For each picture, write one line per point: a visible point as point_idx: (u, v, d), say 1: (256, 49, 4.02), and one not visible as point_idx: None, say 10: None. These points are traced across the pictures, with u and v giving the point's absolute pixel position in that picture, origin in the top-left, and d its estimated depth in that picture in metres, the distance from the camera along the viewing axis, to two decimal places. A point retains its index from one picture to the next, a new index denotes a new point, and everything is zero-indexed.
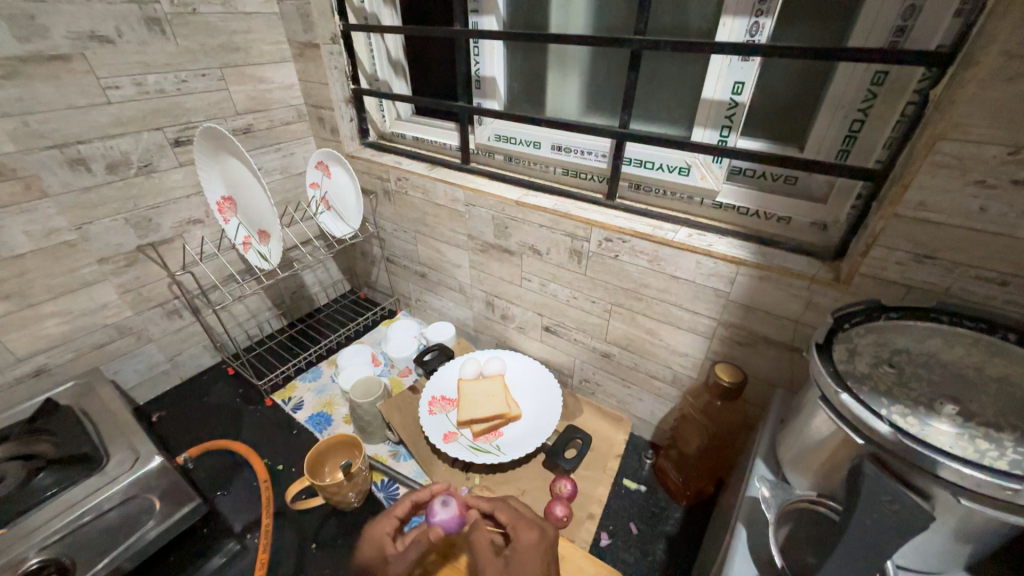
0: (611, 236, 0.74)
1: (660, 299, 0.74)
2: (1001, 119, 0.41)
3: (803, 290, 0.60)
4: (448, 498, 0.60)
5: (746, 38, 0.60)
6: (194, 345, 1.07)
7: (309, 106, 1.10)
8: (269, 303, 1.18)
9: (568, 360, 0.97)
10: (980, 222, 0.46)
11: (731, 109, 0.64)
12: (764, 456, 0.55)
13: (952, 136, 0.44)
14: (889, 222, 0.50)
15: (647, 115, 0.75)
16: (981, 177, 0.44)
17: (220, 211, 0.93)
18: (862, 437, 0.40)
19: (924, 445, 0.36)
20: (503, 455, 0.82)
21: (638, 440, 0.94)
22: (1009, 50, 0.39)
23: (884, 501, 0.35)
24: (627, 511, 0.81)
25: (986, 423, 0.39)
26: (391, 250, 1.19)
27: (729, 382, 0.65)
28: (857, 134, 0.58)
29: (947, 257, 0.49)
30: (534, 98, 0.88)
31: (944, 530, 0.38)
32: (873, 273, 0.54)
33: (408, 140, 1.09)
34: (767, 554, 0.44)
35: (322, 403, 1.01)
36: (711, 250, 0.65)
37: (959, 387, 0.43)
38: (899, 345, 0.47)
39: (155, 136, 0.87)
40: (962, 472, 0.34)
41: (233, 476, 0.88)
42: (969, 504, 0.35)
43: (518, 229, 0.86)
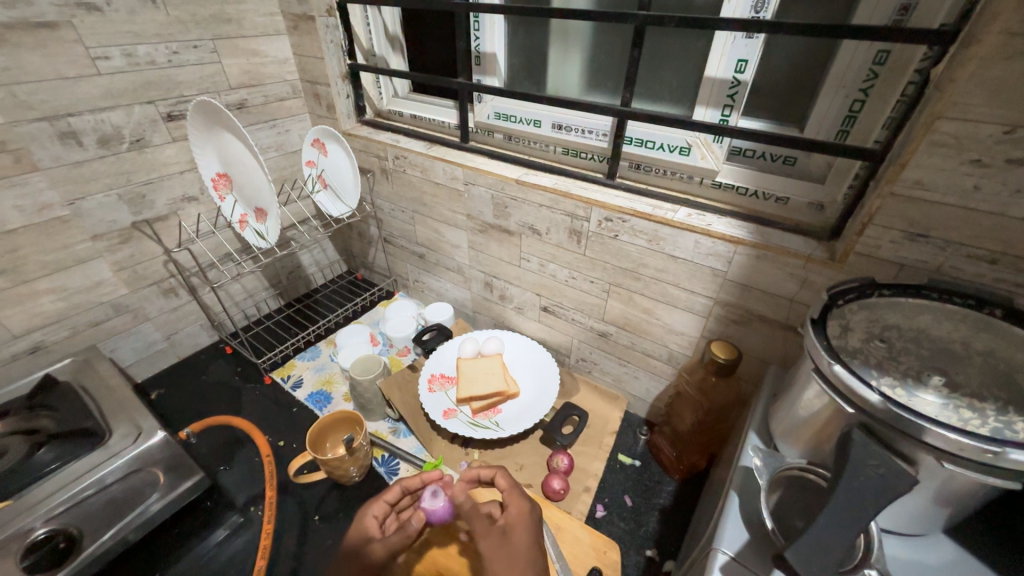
0: (611, 215, 0.74)
1: (658, 278, 0.75)
2: (999, 97, 0.42)
3: (799, 269, 0.61)
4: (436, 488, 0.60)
5: (751, 15, 0.59)
6: (191, 324, 1.07)
7: (304, 82, 1.07)
8: (266, 282, 1.18)
9: (566, 340, 0.98)
10: (973, 200, 0.47)
11: (733, 88, 0.64)
12: (758, 428, 0.57)
13: (951, 115, 0.44)
14: (886, 201, 0.51)
15: (649, 93, 0.75)
16: (977, 157, 0.45)
17: (215, 188, 0.92)
18: (853, 407, 0.42)
19: (912, 413, 0.37)
20: (502, 431, 0.84)
21: (634, 417, 0.96)
22: (1011, 29, 0.40)
23: (871, 465, 0.37)
24: (622, 485, 0.83)
25: (970, 394, 0.41)
26: (388, 230, 1.19)
27: (724, 359, 0.67)
28: (857, 114, 0.58)
29: (940, 236, 0.50)
30: (535, 76, 0.87)
31: (927, 494, 0.40)
32: (868, 252, 0.55)
33: (405, 118, 1.07)
34: (758, 520, 0.46)
35: (321, 382, 1.02)
36: (710, 229, 0.66)
37: (947, 360, 0.44)
38: (891, 321, 0.49)
39: (147, 110, 0.86)
40: (946, 438, 0.36)
41: (235, 451, 0.89)
42: (952, 468, 0.37)
43: (518, 209, 0.86)
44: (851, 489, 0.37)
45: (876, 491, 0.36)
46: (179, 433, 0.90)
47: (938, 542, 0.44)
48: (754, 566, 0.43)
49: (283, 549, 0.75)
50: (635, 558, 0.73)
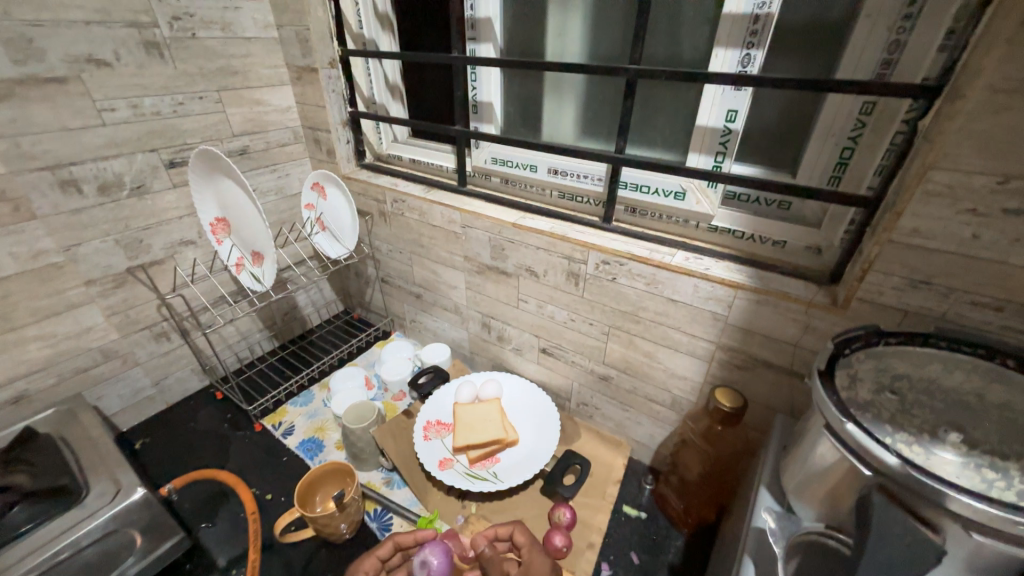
0: (609, 259, 0.74)
1: (658, 321, 0.74)
2: (989, 149, 0.42)
3: (801, 314, 0.60)
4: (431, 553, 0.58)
5: (738, 69, 0.61)
6: (182, 368, 1.04)
7: (305, 128, 1.10)
8: (260, 324, 1.16)
9: (566, 383, 0.96)
10: (973, 248, 0.46)
11: (725, 136, 0.66)
12: (768, 484, 0.54)
13: (943, 166, 0.45)
14: (884, 248, 0.51)
15: (643, 140, 0.76)
16: (972, 207, 0.45)
17: (214, 232, 0.93)
18: (869, 467, 0.40)
19: (932, 476, 0.35)
20: (500, 483, 0.80)
21: (638, 464, 0.92)
22: (995, 85, 0.41)
23: (894, 534, 0.35)
24: (628, 540, 0.79)
25: (990, 451, 0.39)
26: (386, 271, 1.18)
27: (729, 407, 0.64)
28: (848, 161, 0.59)
29: (942, 283, 0.49)
30: (531, 123, 0.90)
31: (956, 564, 0.37)
32: (870, 298, 0.54)
33: (404, 162, 1.09)
34: None
35: (313, 428, 0.98)
36: (709, 274, 0.66)
37: (962, 415, 0.43)
38: (900, 371, 0.47)
39: (150, 157, 0.87)
40: (972, 506, 0.34)
41: (219, 507, 0.84)
42: (981, 538, 0.35)
43: (515, 251, 0.86)
44: (875, 563, 0.34)
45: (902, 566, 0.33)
46: (160, 488, 0.86)
47: None
48: None
49: None
50: None
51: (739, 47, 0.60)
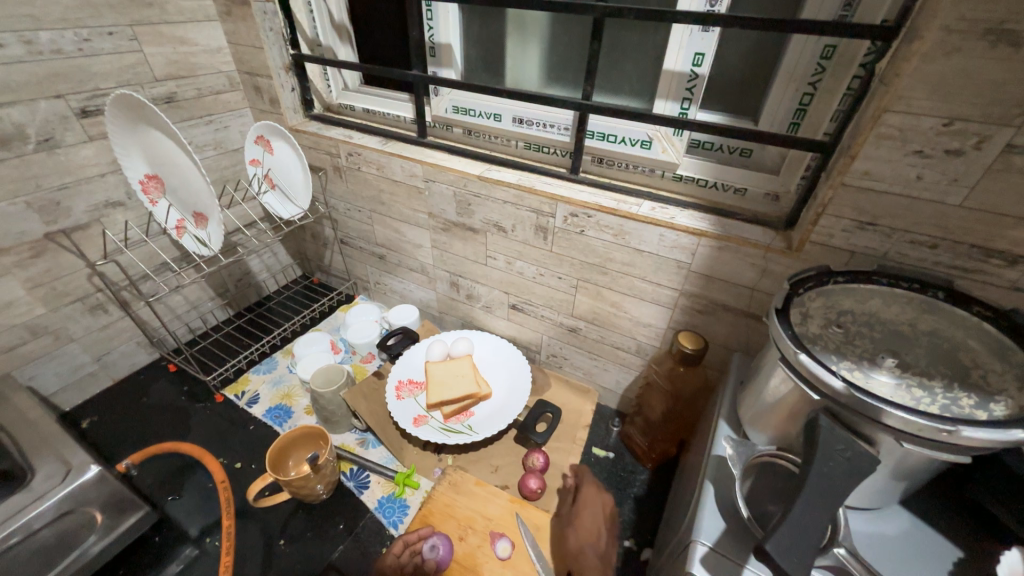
0: (576, 210, 0.73)
1: (625, 272, 0.75)
2: (937, 92, 0.44)
3: (759, 258, 0.63)
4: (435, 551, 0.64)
5: (706, 8, 0.60)
6: (126, 342, 0.97)
7: (242, 73, 0.99)
8: (211, 292, 1.09)
9: (536, 337, 0.98)
10: (916, 190, 0.49)
11: (691, 81, 0.65)
12: (726, 416, 0.58)
13: (896, 108, 0.46)
14: (838, 191, 0.53)
15: (609, 86, 0.74)
16: (919, 148, 0.47)
17: (145, 192, 0.83)
18: (818, 393, 0.43)
19: (873, 396, 0.39)
20: (475, 435, 0.82)
21: (605, 409, 0.97)
22: (948, 26, 0.41)
23: (838, 450, 0.39)
24: (598, 478, 0.84)
25: (919, 373, 0.43)
26: (345, 231, 1.13)
27: (691, 349, 0.68)
28: (806, 107, 0.60)
29: (886, 223, 0.53)
30: (493, 69, 0.85)
31: (886, 471, 0.42)
32: (822, 241, 0.57)
33: (358, 112, 1.02)
34: (732, 508, 0.47)
35: (279, 396, 0.95)
36: (674, 223, 0.67)
37: (898, 342, 0.47)
38: (845, 307, 0.51)
39: (56, 105, 0.76)
40: (904, 419, 0.38)
41: (185, 479, 0.82)
42: (908, 446, 0.39)
43: (481, 206, 0.84)
44: (822, 474, 0.38)
45: (844, 475, 0.37)
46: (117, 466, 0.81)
47: (896, 513, 0.47)
48: (732, 555, 0.43)
49: None
50: (615, 550, 0.74)
51: None
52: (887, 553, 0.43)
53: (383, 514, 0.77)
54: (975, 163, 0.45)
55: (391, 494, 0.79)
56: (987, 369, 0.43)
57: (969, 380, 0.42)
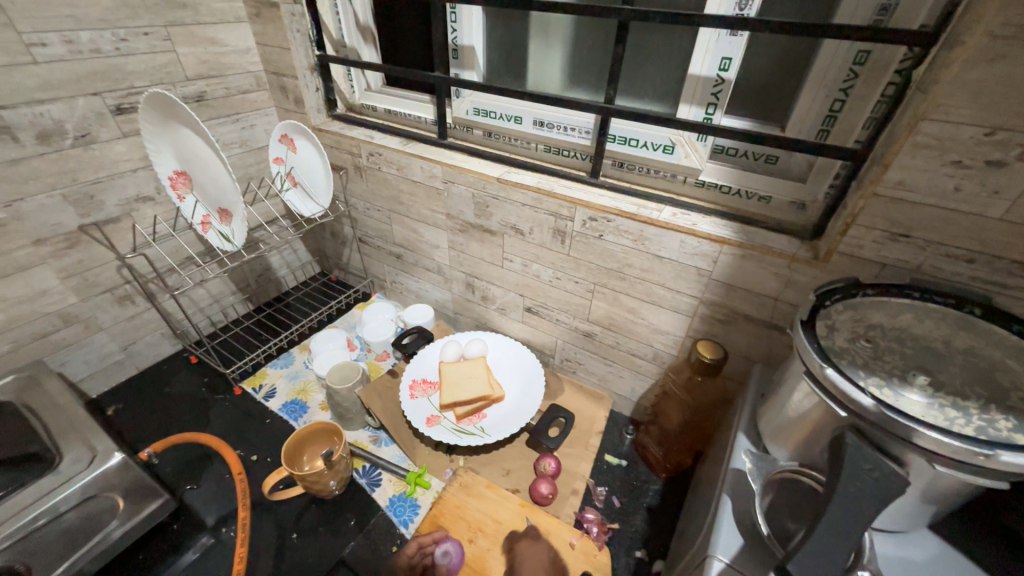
0: (596, 215, 0.73)
1: (643, 278, 0.74)
2: (980, 100, 0.42)
3: (783, 268, 0.61)
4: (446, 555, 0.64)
5: (735, 12, 0.59)
6: (151, 333, 1.00)
7: (269, 74, 1.01)
8: (233, 286, 1.11)
9: (550, 341, 0.97)
10: (954, 201, 0.47)
11: (717, 86, 0.64)
12: (746, 429, 0.57)
13: (934, 117, 0.45)
14: (869, 201, 0.52)
15: (633, 90, 0.73)
16: (958, 158, 0.45)
17: (174, 187, 0.85)
18: (845, 410, 0.42)
19: (904, 415, 0.37)
20: (487, 437, 0.82)
21: (619, 416, 0.96)
22: (994, 31, 0.40)
23: (865, 469, 0.37)
24: (610, 486, 0.83)
25: (954, 392, 0.42)
26: (363, 230, 1.14)
27: (710, 359, 0.66)
28: (837, 113, 0.59)
29: (920, 235, 0.51)
30: (516, 71, 0.85)
31: (916, 493, 0.41)
32: (850, 252, 0.56)
33: (380, 112, 1.03)
34: (750, 524, 0.46)
35: (295, 390, 0.97)
36: (696, 229, 0.66)
37: (931, 359, 0.45)
38: (875, 321, 0.49)
39: (93, 102, 0.78)
40: (937, 440, 0.36)
41: (203, 469, 0.83)
42: (941, 469, 0.37)
43: (500, 208, 0.84)
44: (848, 494, 0.36)
45: (873, 497, 0.36)
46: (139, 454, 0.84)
47: (923, 538, 0.45)
48: (750, 573, 0.42)
49: (259, 569, 0.71)
50: (626, 560, 0.73)
51: None
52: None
53: (393, 512, 0.77)
54: (1019, 174, 0.43)
55: (402, 493, 0.79)
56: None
57: (1008, 401, 0.40)
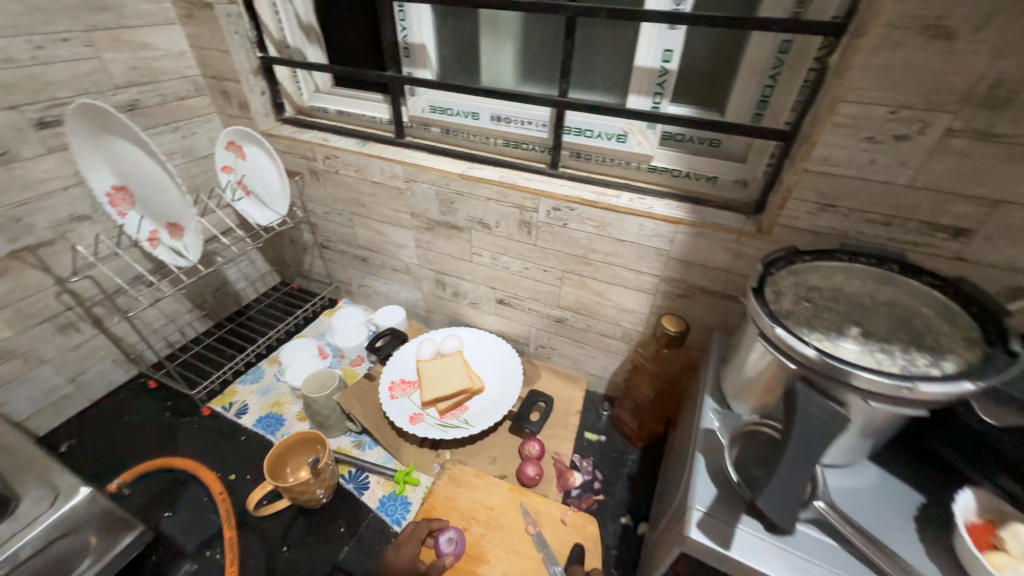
0: (559, 204, 0.76)
1: (608, 262, 0.78)
2: (884, 83, 0.48)
3: (733, 242, 0.67)
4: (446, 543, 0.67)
5: (673, 7, 0.63)
6: (101, 361, 0.93)
7: (207, 78, 0.96)
8: (188, 304, 1.06)
9: (524, 330, 1.00)
10: (870, 173, 0.54)
11: (662, 77, 0.68)
12: (711, 392, 0.62)
13: (849, 99, 0.50)
14: (801, 176, 0.57)
15: (584, 83, 0.76)
16: (871, 134, 0.51)
17: (113, 204, 0.81)
18: (793, 363, 0.47)
19: (841, 361, 0.43)
20: (471, 428, 0.84)
21: (594, 395, 1.01)
22: (892, 22, 0.45)
23: (813, 412, 0.42)
24: (591, 461, 0.87)
25: (880, 339, 0.48)
26: (325, 235, 1.12)
27: (674, 331, 0.71)
28: (769, 98, 0.64)
29: (844, 205, 0.57)
30: (469, 67, 0.86)
31: (856, 429, 0.47)
32: (788, 224, 0.62)
33: (331, 114, 1.00)
34: (722, 475, 0.51)
35: (269, 405, 0.94)
36: (653, 212, 0.70)
37: (860, 312, 0.51)
38: (813, 283, 0.55)
39: (11, 117, 0.72)
40: (870, 380, 0.42)
41: (178, 495, 0.80)
42: (875, 405, 0.43)
43: (465, 204, 0.85)
44: (801, 435, 0.41)
45: (822, 435, 0.41)
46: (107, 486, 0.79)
47: (865, 468, 0.52)
48: (724, 518, 0.47)
49: None
50: (612, 526, 0.78)
51: None
52: (859, 503, 0.48)
53: (385, 512, 0.78)
54: (919, 146, 0.50)
55: (392, 493, 0.80)
56: (936, 332, 0.48)
57: (923, 342, 0.47)
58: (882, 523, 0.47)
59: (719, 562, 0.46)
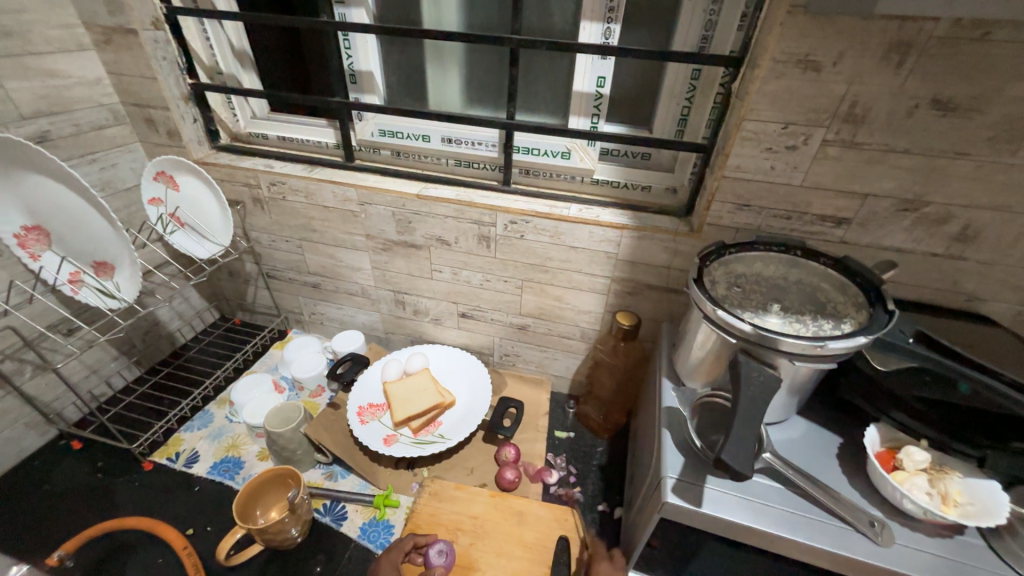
0: (515, 218, 0.81)
1: (563, 268, 0.85)
2: (775, 104, 0.60)
3: (670, 242, 0.76)
4: (438, 551, 0.67)
5: (602, 41, 0.72)
6: (11, 424, 0.82)
7: (128, 106, 0.90)
8: (115, 350, 0.96)
9: (487, 340, 1.03)
10: (772, 176, 0.65)
11: (597, 100, 0.77)
12: (667, 374, 0.70)
13: (751, 118, 0.61)
14: (721, 182, 0.68)
15: (528, 106, 0.83)
16: (770, 146, 0.63)
17: (23, 246, 0.72)
18: (733, 338, 0.55)
19: (770, 331, 0.52)
20: (447, 441, 0.85)
21: (559, 395, 1.06)
22: (775, 57, 0.57)
23: (754, 376, 0.51)
24: (564, 457, 0.92)
25: (795, 311, 0.58)
26: (270, 264, 1.07)
27: (629, 325, 0.79)
28: (686, 117, 0.75)
29: (756, 204, 0.68)
30: (415, 92, 0.89)
31: (786, 388, 0.56)
32: (714, 223, 0.72)
33: (272, 140, 0.98)
34: (686, 445, 0.58)
35: (223, 448, 0.88)
36: (600, 220, 0.78)
37: (778, 292, 0.62)
38: (739, 271, 0.65)
39: None
40: (793, 344, 0.51)
41: (128, 560, 0.72)
42: (799, 364, 0.53)
43: (422, 223, 0.88)
44: (748, 396, 0.49)
45: (762, 394, 0.49)
46: (47, 561, 0.70)
47: (796, 422, 0.61)
48: (693, 480, 0.54)
49: None
50: (591, 515, 0.82)
51: (601, 21, 0.70)
52: (796, 451, 0.57)
53: (367, 539, 0.76)
54: (806, 154, 0.62)
55: (372, 519, 0.79)
56: (835, 302, 0.59)
57: (826, 310, 0.58)
58: (815, 465, 0.56)
59: (694, 520, 0.53)
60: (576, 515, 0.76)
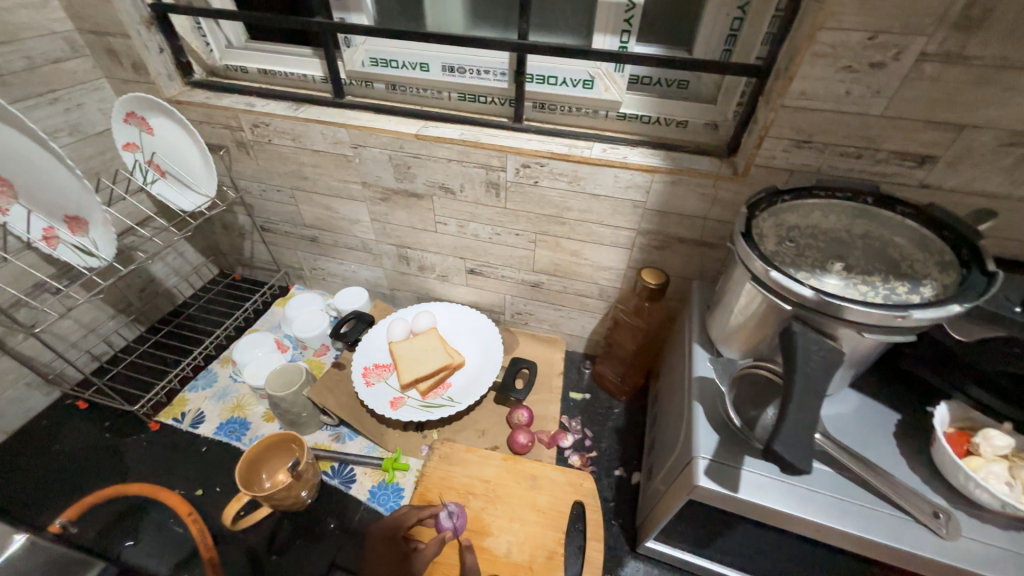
0: (529, 160, 0.70)
1: (582, 220, 0.75)
2: (865, 6, 0.46)
3: (709, 188, 0.65)
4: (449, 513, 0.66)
5: None
6: (12, 385, 0.80)
7: (85, 34, 0.79)
8: (110, 309, 0.92)
9: (498, 298, 0.96)
10: (846, 105, 0.53)
11: (629, 11, 0.63)
12: (700, 339, 0.62)
13: (829, 26, 0.48)
14: (779, 113, 0.56)
15: (545, 25, 0.70)
16: (848, 64, 0.50)
17: None
18: (789, 304, 0.46)
19: (839, 298, 0.43)
20: (458, 404, 0.81)
21: (574, 354, 1.00)
22: None
23: (813, 349, 0.42)
24: (579, 419, 0.88)
25: (863, 271, 0.49)
26: (264, 217, 0.99)
27: (655, 284, 0.70)
28: (737, 32, 0.61)
29: (819, 140, 0.57)
30: (410, 10, 0.75)
31: (845, 360, 0.48)
32: (764, 163, 0.61)
33: (251, 74, 0.86)
34: (721, 422, 0.52)
35: (228, 409, 0.85)
36: (627, 162, 0.67)
37: (841, 247, 0.52)
38: (792, 222, 0.54)
39: None
40: (866, 313, 0.42)
41: (138, 521, 0.72)
42: (867, 335, 0.44)
43: (423, 168, 0.78)
44: (806, 374, 0.41)
45: (824, 371, 0.41)
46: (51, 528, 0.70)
47: (847, 395, 0.54)
48: (729, 461, 0.48)
49: None
50: (608, 480, 0.79)
51: None
52: (846, 428, 0.51)
53: (378, 502, 0.74)
54: (894, 74, 0.50)
55: (382, 482, 0.76)
56: (912, 260, 0.49)
57: (900, 269, 0.49)
58: (870, 445, 0.49)
59: (729, 504, 0.48)
60: (591, 479, 0.72)
